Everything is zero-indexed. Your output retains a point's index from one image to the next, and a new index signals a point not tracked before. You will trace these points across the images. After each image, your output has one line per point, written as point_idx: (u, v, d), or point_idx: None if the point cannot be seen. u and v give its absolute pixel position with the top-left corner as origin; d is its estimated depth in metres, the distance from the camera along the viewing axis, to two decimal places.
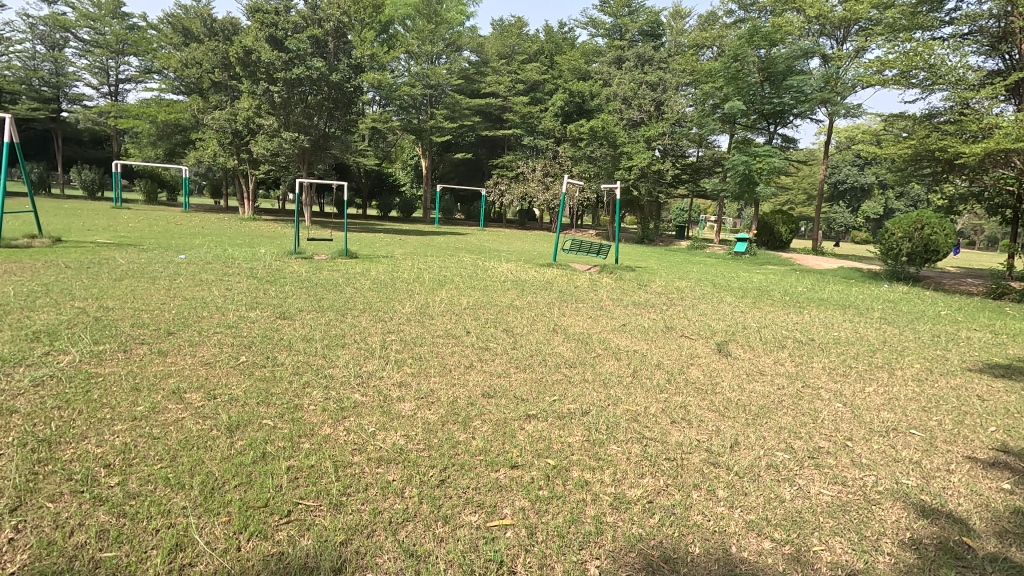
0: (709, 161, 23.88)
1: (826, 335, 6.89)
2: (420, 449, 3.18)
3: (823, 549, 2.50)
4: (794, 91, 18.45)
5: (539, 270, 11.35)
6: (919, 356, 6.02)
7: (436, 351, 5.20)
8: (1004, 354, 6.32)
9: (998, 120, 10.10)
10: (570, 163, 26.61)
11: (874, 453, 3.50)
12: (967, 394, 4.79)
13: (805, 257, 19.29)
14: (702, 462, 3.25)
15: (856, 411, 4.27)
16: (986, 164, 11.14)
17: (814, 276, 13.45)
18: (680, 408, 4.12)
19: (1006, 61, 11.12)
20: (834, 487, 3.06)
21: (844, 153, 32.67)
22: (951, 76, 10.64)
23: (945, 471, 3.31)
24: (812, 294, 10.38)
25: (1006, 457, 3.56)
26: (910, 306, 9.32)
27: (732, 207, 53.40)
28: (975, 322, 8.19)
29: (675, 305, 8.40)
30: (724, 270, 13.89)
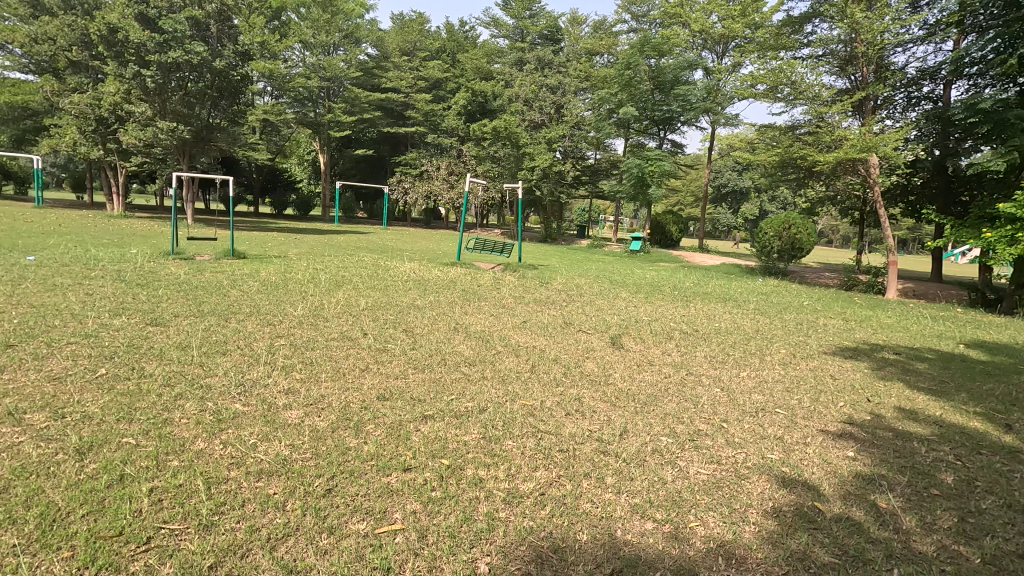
0: (606, 164, 25.01)
1: (708, 325, 7.46)
2: (306, 458, 3.01)
3: (698, 524, 2.67)
4: (681, 100, 19.73)
5: (442, 269, 11.24)
6: (785, 342, 6.69)
7: (329, 354, 4.95)
8: (853, 338, 7.21)
9: (846, 132, 11.51)
10: (474, 162, 26.68)
11: (745, 432, 3.82)
12: (823, 374, 5.40)
13: (693, 254, 20.76)
14: (593, 452, 3.37)
15: (731, 394, 4.65)
16: (839, 172, 12.57)
17: (699, 272, 14.54)
18: (574, 400, 4.26)
19: (852, 82, 12.62)
20: (710, 466, 3.30)
21: (726, 161, 35.70)
22: (809, 93, 11.91)
23: (803, 444, 3.69)
24: (697, 288, 11.20)
25: (851, 429, 4.03)
26: (779, 298, 10.33)
27: (629, 208, 56.65)
28: (832, 311, 9.24)
29: (574, 302, 8.67)
30: (620, 268, 14.60)
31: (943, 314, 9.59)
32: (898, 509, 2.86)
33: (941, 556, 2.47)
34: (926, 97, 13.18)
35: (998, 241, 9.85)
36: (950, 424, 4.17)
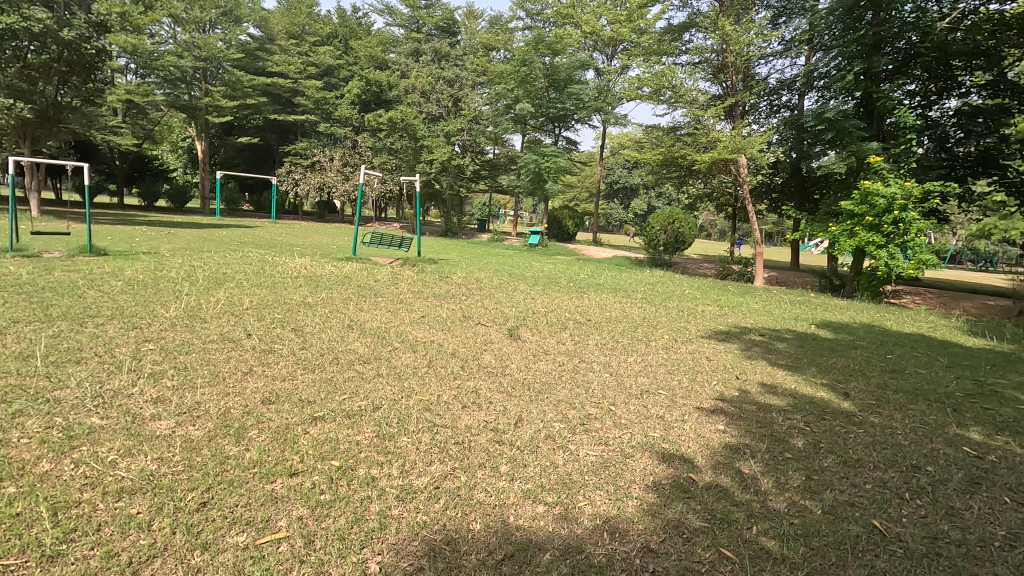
0: (505, 159, 25.35)
1: (600, 315, 7.85)
2: (177, 472, 2.76)
3: (585, 503, 2.80)
4: (574, 98, 20.50)
5: (337, 265, 10.78)
6: (669, 328, 7.21)
7: (207, 358, 4.57)
8: (725, 322, 7.94)
9: (719, 135, 12.57)
10: (370, 154, 25.84)
11: (631, 414, 4.07)
12: (700, 356, 5.89)
13: (588, 247, 21.69)
14: (488, 442, 3.42)
15: (619, 379, 4.93)
16: (714, 170, 13.72)
17: (593, 264, 15.23)
18: (471, 392, 4.29)
19: (724, 88, 13.76)
20: (599, 448, 3.47)
21: (617, 159, 37.63)
22: (688, 98, 12.83)
23: (681, 421, 4.00)
24: (591, 280, 11.72)
25: (722, 404, 4.44)
26: (664, 288, 11.11)
27: (528, 203, 57.94)
28: (709, 299, 10.10)
29: (473, 295, 8.71)
30: (519, 261, 14.91)
31: (799, 299, 10.85)
32: (758, 473, 3.20)
33: (791, 510, 2.80)
34: (784, 105, 14.77)
35: (841, 234, 11.32)
36: (802, 395, 4.74)
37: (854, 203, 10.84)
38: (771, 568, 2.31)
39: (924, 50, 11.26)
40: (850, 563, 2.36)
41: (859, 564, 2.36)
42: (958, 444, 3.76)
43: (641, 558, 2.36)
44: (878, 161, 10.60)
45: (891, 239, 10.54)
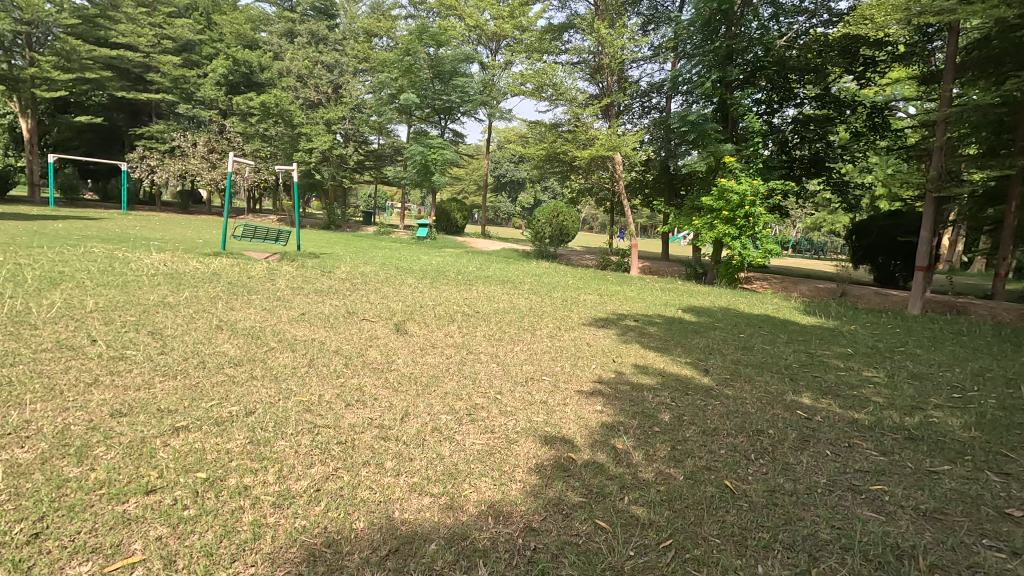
0: (390, 150, 24.72)
1: (488, 306, 7.96)
2: (0, 503, 2.38)
3: (471, 491, 2.85)
4: (460, 91, 20.56)
5: (203, 260, 9.85)
6: (553, 317, 7.51)
7: (40, 369, 3.97)
8: (604, 310, 8.45)
9: (596, 132, 13.26)
10: (241, 140, 23.84)
11: (516, 401, 4.20)
12: (581, 343, 6.23)
13: (476, 240, 21.88)
14: (373, 439, 3.36)
15: (506, 368, 5.06)
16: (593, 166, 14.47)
17: (482, 257, 15.39)
18: (356, 390, 4.16)
19: (601, 88, 14.50)
20: (484, 436, 3.54)
21: (504, 153, 38.30)
22: (567, 96, 13.35)
23: (563, 405, 4.21)
24: (480, 272, 11.85)
25: (600, 386, 4.74)
26: (548, 279, 11.53)
27: (416, 195, 57.06)
28: (590, 288, 10.67)
29: (358, 290, 8.42)
30: (407, 254, 14.64)
31: (668, 286, 11.83)
32: (630, 448, 3.46)
33: (658, 479, 3.06)
34: (654, 107, 15.93)
35: (703, 227, 12.50)
36: (669, 374, 5.20)
37: (713, 199, 12.03)
38: (639, 533, 2.51)
39: (767, 64, 12.77)
40: (705, 520, 2.64)
41: (713, 519, 2.64)
42: (793, 408, 4.35)
43: (523, 538, 2.45)
44: (732, 162, 11.83)
45: (742, 231, 11.84)
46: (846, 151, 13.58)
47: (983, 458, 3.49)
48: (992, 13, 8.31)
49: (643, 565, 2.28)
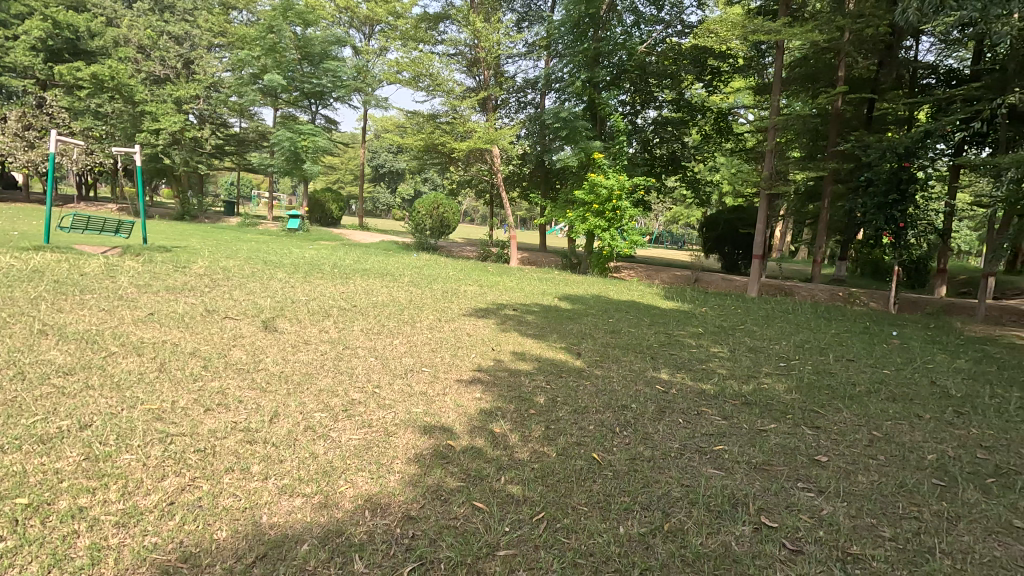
0: (254, 134, 22.85)
1: (366, 300, 7.72)
2: None
3: (346, 487, 2.77)
4: (331, 75, 19.77)
5: (18, 256, 8.38)
6: (433, 309, 7.49)
7: None
8: (485, 300, 8.59)
9: (475, 125, 13.36)
10: (66, 116, 20.54)
11: (395, 393, 4.15)
12: (461, 333, 6.29)
13: (353, 232, 21.04)
14: (238, 443, 3.13)
15: (385, 361, 4.97)
16: (472, 158, 14.60)
17: (360, 249, 14.84)
18: (216, 393, 3.84)
19: (478, 81, 14.58)
20: (361, 430, 3.46)
21: (381, 142, 37.20)
22: (444, 87, 13.28)
23: (443, 394, 4.23)
24: (357, 265, 11.42)
25: (480, 374, 4.84)
26: (430, 271, 11.44)
27: (286, 183, 53.39)
28: (471, 279, 10.78)
29: (218, 286, 7.71)
30: (276, 247, 13.67)
31: (546, 276, 12.32)
32: (507, 431, 3.58)
33: (532, 458, 3.21)
34: (530, 103, 16.41)
35: (576, 219, 13.17)
36: (545, 358, 5.45)
37: (584, 193, 12.74)
38: (514, 510, 2.62)
39: (630, 68, 13.90)
40: (575, 491, 2.82)
41: (581, 490, 2.83)
42: (653, 383, 4.79)
43: (401, 527, 2.45)
44: (601, 158, 12.59)
45: (611, 223, 12.68)
46: (698, 152, 15.07)
47: (800, 414, 4.12)
48: (808, 36, 9.68)
49: (516, 538, 2.39)
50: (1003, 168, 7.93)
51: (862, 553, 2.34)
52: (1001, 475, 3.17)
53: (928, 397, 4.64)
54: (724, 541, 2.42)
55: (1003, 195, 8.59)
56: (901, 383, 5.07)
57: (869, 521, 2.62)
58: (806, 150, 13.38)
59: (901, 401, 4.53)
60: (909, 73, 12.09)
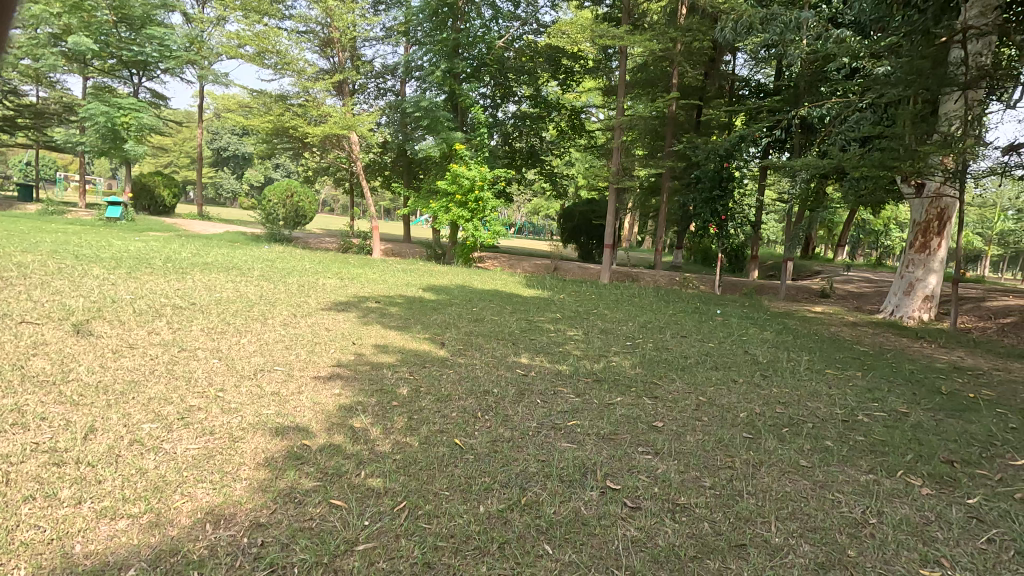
0: (56, 106, 19.37)
1: (207, 297, 6.98)
2: None
3: (183, 501, 2.50)
4: (156, 43, 17.31)
5: None
6: (287, 304, 7.00)
7: None
8: (345, 293, 8.24)
9: (330, 109, 12.65)
10: None
11: (242, 396, 3.83)
12: (319, 328, 5.97)
13: (190, 221, 18.82)
14: (40, 467, 2.67)
15: (230, 362, 4.56)
16: (328, 144, 13.83)
17: (199, 241, 13.35)
18: (11, 412, 3.23)
19: (332, 63, 13.77)
20: (201, 439, 3.13)
21: (222, 123, 33.75)
22: (294, 66, 12.37)
23: (297, 393, 3.98)
24: (196, 258, 10.26)
25: (339, 369, 4.64)
26: (283, 264, 10.66)
27: (104, 164, 46.22)
28: (330, 272, 10.24)
29: (11, 286, 6.44)
30: (92, 238, 11.77)
31: (410, 267, 12.14)
32: (368, 424, 3.48)
33: (394, 449, 3.15)
34: (389, 90, 16.00)
35: (439, 210, 13.12)
36: (408, 350, 5.40)
37: (447, 183, 12.74)
38: (374, 502, 2.57)
39: (489, 62, 14.25)
40: (437, 478, 2.84)
41: (443, 475, 2.87)
42: (513, 368, 4.99)
43: (248, 536, 2.28)
44: (463, 149, 12.69)
45: (474, 214, 12.85)
46: (554, 146, 15.84)
47: (641, 386, 4.58)
48: (647, 45, 10.63)
49: (376, 531, 2.35)
50: (796, 170, 9.47)
51: (689, 502, 2.68)
52: (791, 423, 3.83)
53: (743, 364, 5.42)
54: (575, 507, 2.61)
55: (797, 192, 10.24)
56: (722, 354, 5.87)
57: (695, 474, 3.00)
58: (648, 149, 14.71)
59: (722, 369, 5.25)
60: (728, 85, 13.88)
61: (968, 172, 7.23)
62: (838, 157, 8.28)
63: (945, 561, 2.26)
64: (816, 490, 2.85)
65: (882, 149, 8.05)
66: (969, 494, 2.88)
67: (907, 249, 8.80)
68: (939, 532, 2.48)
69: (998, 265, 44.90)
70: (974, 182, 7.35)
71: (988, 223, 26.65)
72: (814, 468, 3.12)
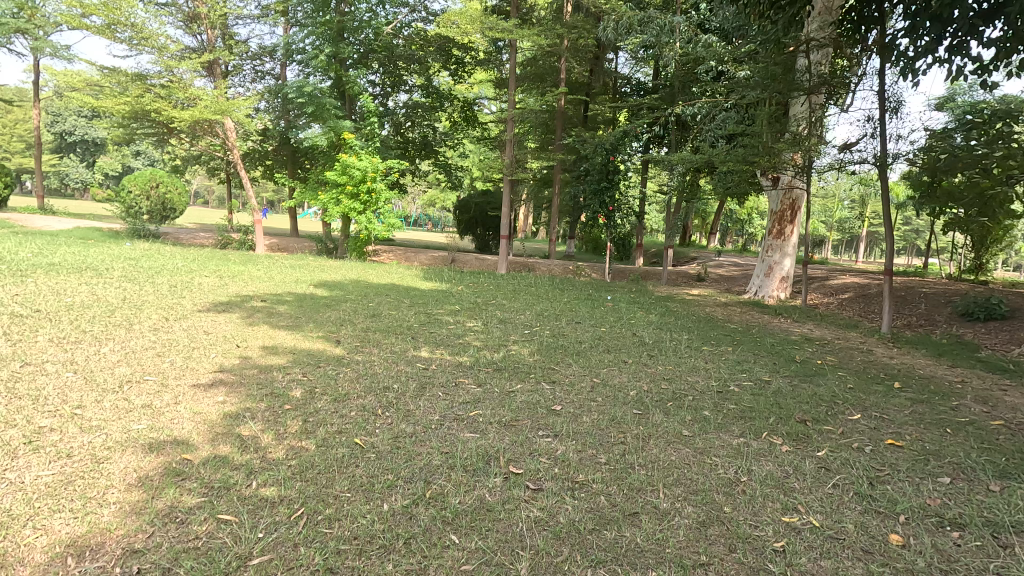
0: None
1: (55, 302, 6.10)
2: None
3: (39, 536, 2.19)
4: None
5: None
6: (156, 307, 6.32)
7: None
8: (226, 293, 7.61)
9: (200, 91, 11.51)
10: None
11: (106, 412, 3.41)
12: (196, 331, 5.47)
13: (29, 216, 16.28)
14: None
15: (88, 375, 4.04)
16: (198, 130, 12.60)
17: (42, 238, 11.62)
18: None
19: (200, 41, 12.53)
20: (56, 464, 2.74)
21: (67, 104, 29.57)
22: (154, 42, 11.09)
23: (173, 404, 3.63)
24: (39, 259, 8.92)
25: (221, 375, 4.29)
26: (149, 262, 9.58)
27: None
28: (206, 270, 9.39)
29: None
30: None
31: (298, 262, 11.47)
32: (258, 432, 3.26)
33: (288, 455, 2.98)
34: (268, 73, 14.97)
35: (329, 202, 12.51)
36: (300, 350, 5.12)
37: (336, 174, 12.19)
38: (268, 512, 2.43)
39: (377, 49, 13.87)
40: (337, 480, 2.74)
41: (343, 477, 2.77)
42: (414, 362, 4.92)
43: (121, 565, 2.05)
44: (352, 138, 12.17)
45: (366, 206, 12.41)
46: (448, 138, 15.73)
47: (540, 372, 4.75)
48: (535, 40, 10.85)
49: (272, 543, 2.22)
50: (673, 164, 10.21)
51: (587, 479, 2.83)
52: (675, 398, 4.17)
53: (631, 346, 5.80)
54: (479, 495, 2.65)
55: (676, 184, 11.05)
56: (613, 337, 6.22)
57: (591, 452, 3.17)
58: (539, 141, 15.09)
59: (613, 351, 5.58)
60: (612, 82, 14.62)
61: (813, 167, 8.22)
62: (709, 153, 9.05)
63: (800, 507, 2.59)
64: (697, 456, 3.13)
65: (744, 146, 8.92)
66: (818, 447, 3.32)
67: (767, 236, 9.83)
68: (796, 482, 2.84)
69: (837, 248, 51.78)
70: (818, 176, 8.40)
71: (829, 212, 30.61)
72: (695, 436, 3.43)
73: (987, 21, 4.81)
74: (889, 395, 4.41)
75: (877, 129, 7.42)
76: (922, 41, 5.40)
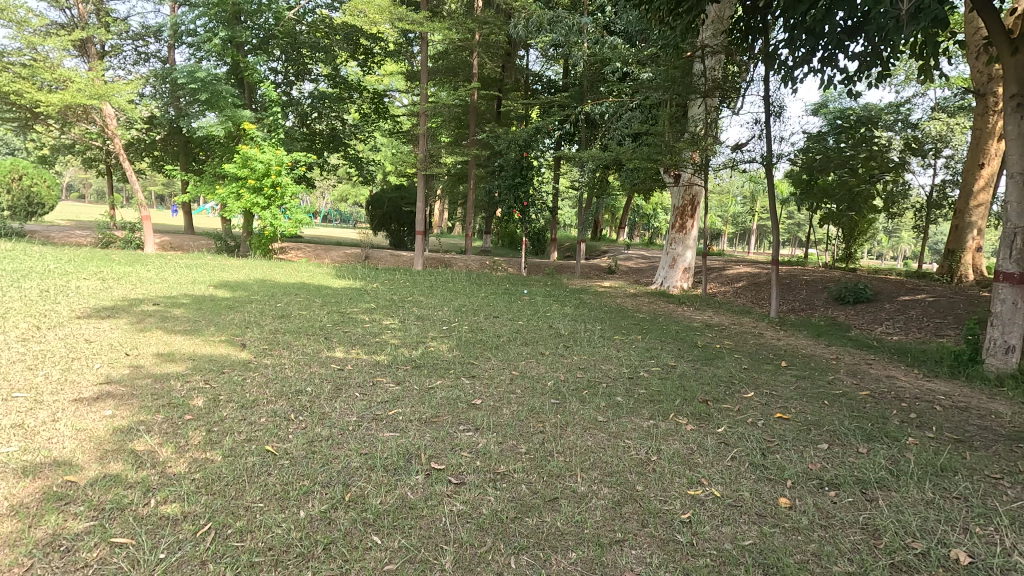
0: None
1: None
2: None
3: None
4: None
5: None
6: (24, 315, 5.61)
7: None
8: (109, 296, 6.90)
9: (71, 73, 10.31)
10: None
11: None
12: (75, 341, 4.92)
13: None
14: None
15: None
16: (69, 116, 11.26)
17: None
18: None
19: (69, 16, 11.22)
20: None
21: None
22: (12, 15, 9.80)
23: (51, 422, 3.26)
24: None
25: (108, 387, 3.90)
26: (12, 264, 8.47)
27: None
28: (85, 272, 8.47)
29: None
30: None
31: (195, 262, 10.66)
32: (155, 446, 3.01)
33: (191, 468, 2.78)
34: (152, 55, 13.71)
35: (229, 197, 11.70)
36: (201, 355, 4.77)
37: (236, 167, 11.43)
38: (170, 531, 2.26)
39: (278, 34, 13.12)
40: (247, 491, 2.60)
41: (253, 487, 2.63)
42: (327, 363, 4.75)
43: None
44: (252, 129, 11.45)
45: (271, 201, 11.69)
46: (357, 131, 15.21)
47: (459, 367, 4.76)
48: (446, 33, 10.75)
49: (176, 562, 2.07)
50: (583, 161, 10.56)
51: (508, 470, 2.88)
52: (590, 386, 4.35)
53: (548, 338, 5.95)
54: (401, 494, 2.62)
55: (587, 180, 11.41)
56: (530, 330, 6.35)
57: (512, 443, 3.24)
58: (453, 136, 14.99)
59: (530, 344, 5.70)
60: (523, 79, 14.80)
61: (710, 165, 8.82)
62: (616, 150, 9.43)
63: (704, 480, 2.81)
64: (611, 440, 3.29)
65: (648, 144, 9.38)
66: (719, 424, 3.60)
67: (670, 230, 10.41)
68: (700, 458, 3.07)
69: (731, 241, 55.99)
70: (714, 173, 9.03)
71: (724, 207, 33.00)
72: (609, 421, 3.60)
73: (851, 37, 5.40)
74: (778, 373, 4.88)
75: (764, 130, 8.11)
76: (800, 52, 5.96)
